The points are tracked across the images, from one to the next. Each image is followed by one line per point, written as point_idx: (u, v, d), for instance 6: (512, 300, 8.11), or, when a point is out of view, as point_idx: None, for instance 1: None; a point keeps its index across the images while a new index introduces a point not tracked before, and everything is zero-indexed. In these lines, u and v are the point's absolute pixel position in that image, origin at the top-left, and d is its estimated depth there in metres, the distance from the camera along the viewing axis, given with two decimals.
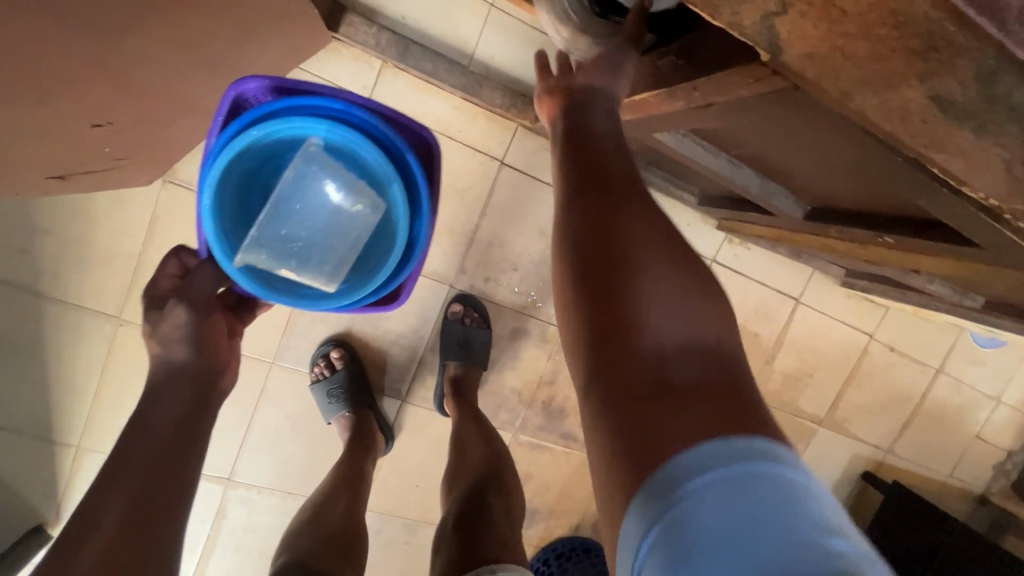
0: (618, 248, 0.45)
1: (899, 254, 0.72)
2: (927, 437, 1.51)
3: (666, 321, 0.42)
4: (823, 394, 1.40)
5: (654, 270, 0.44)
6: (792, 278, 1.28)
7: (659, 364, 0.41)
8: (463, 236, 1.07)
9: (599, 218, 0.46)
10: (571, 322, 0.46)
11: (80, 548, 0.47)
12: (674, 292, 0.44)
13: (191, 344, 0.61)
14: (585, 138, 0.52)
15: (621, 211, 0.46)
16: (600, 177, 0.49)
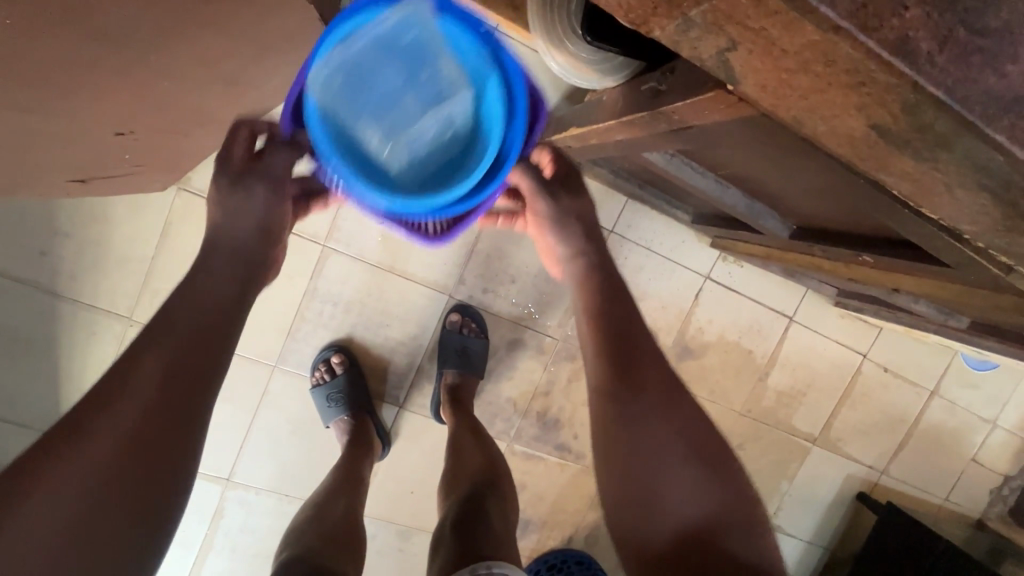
0: (646, 412, 0.60)
1: (880, 273, 0.75)
2: (922, 459, 1.51)
3: (682, 485, 0.57)
4: (817, 413, 1.41)
5: (670, 430, 0.59)
6: (785, 297, 1.31)
7: (675, 524, 0.56)
8: (463, 248, 1.11)
9: (630, 386, 0.61)
10: (603, 465, 0.60)
11: (114, 410, 0.49)
12: (682, 465, 0.58)
13: (259, 225, 0.70)
14: (621, 299, 0.69)
15: (642, 374, 0.62)
16: (633, 348, 0.64)
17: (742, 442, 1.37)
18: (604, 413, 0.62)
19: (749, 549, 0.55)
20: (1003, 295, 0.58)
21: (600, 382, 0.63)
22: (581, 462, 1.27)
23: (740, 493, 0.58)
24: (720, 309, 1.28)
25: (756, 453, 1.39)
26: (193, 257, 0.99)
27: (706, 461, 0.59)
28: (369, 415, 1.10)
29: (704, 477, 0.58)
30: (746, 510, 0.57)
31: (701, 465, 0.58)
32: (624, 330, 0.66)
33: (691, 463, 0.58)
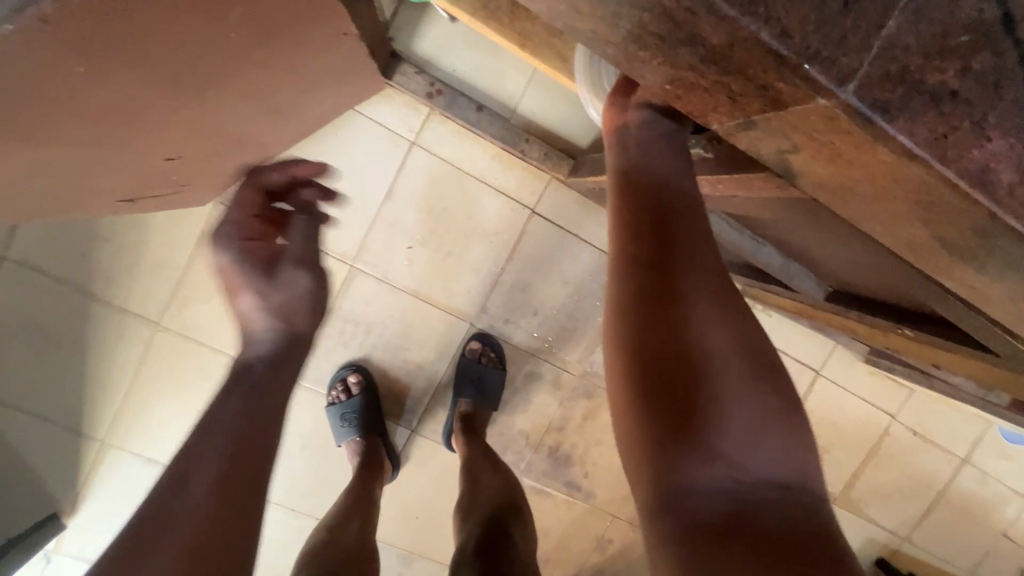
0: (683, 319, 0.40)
1: (919, 347, 0.71)
2: (948, 529, 1.44)
3: (744, 432, 0.38)
4: (838, 472, 1.36)
5: (723, 346, 0.40)
6: (813, 349, 1.27)
7: (727, 468, 0.38)
8: (489, 278, 1.10)
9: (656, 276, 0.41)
10: (630, 382, 0.41)
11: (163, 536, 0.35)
12: (759, 426, 0.39)
13: (276, 315, 0.49)
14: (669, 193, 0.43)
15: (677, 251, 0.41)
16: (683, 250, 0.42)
17: None
18: (623, 321, 0.41)
19: (810, 516, 0.38)
20: None
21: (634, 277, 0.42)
22: (590, 501, 1.24)
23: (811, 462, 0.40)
24: None
25: None
26: None
27: (769, 393, 0.40)
28: (381, 438, 1.10)
29: (763, 412, 0.39)
30: (806, 444, 0.40)
31: (763, 398, 0.40)
32: (659, 202, 0.43)
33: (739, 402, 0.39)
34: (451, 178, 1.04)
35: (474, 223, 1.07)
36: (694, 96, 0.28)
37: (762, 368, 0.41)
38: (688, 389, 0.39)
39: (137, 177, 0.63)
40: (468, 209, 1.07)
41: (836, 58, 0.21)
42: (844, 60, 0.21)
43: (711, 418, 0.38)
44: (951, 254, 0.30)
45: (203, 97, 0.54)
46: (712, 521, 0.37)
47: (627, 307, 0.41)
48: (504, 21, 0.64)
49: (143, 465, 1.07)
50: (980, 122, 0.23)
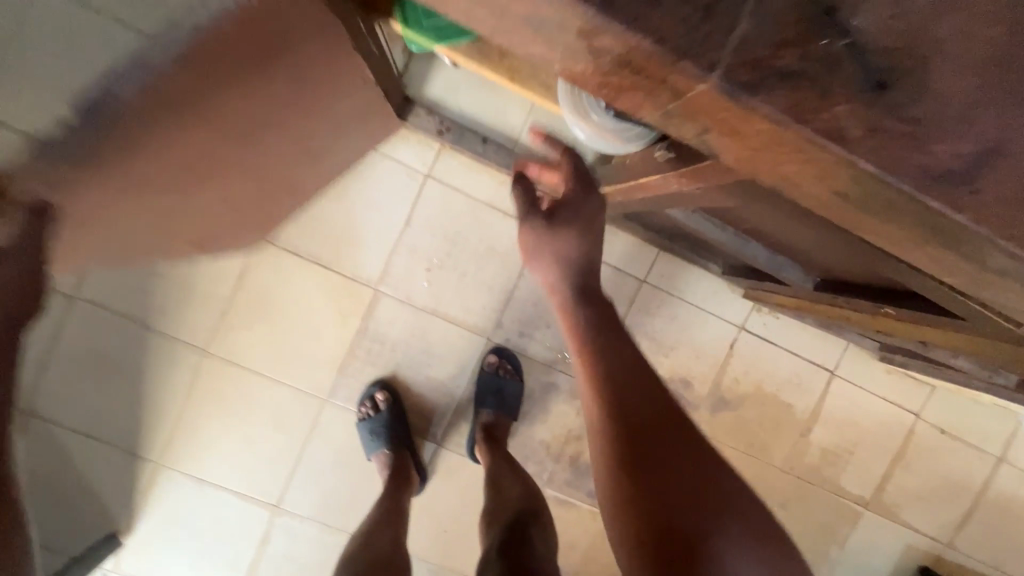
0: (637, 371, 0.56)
1: (906, 326, 0.75)
2: (993, 533, 1.39)
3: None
4: (867, 475, 1.35)
5: (713, 521, 0.50)
6: (825, 350, 1.29)
7: None
8: (502, 294, 1.18)
9: (626, 396, 0.54)
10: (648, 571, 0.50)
11: None
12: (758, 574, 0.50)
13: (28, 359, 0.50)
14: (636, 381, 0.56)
15: (623, 377, 0.55)
16: (665, 441, 0.53)
17: (785, 501, 1.32)
18: (628, 516, 0.51)
19: None
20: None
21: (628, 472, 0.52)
22: None
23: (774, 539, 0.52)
24: (756, 361, 1.27)
25: (802, 515, 1.34)
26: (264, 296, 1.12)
27: (757, 541, 0.51)
28: (409, 451, 1.16)
29: (756, 560, 0.50)
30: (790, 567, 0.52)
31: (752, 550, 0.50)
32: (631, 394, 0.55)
33: (707, 502, 0.51)
34: (462, 204, 1.15)
35: (485, 244, 1.16)
36: (622, 96, 0.36)
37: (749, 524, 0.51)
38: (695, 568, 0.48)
39: (201, 217, 0.75)
40: (479, 232, 1.16)
41: (703, 53, 0.29)
42: (710, 54, 0.29)
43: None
44: (847, 205, 0.36)
45: (255, 142, 0.65)
46: None
47: (631, 508, 0.51)
48: (496, 60, 0.75)
49: (190, 484, 1.15)
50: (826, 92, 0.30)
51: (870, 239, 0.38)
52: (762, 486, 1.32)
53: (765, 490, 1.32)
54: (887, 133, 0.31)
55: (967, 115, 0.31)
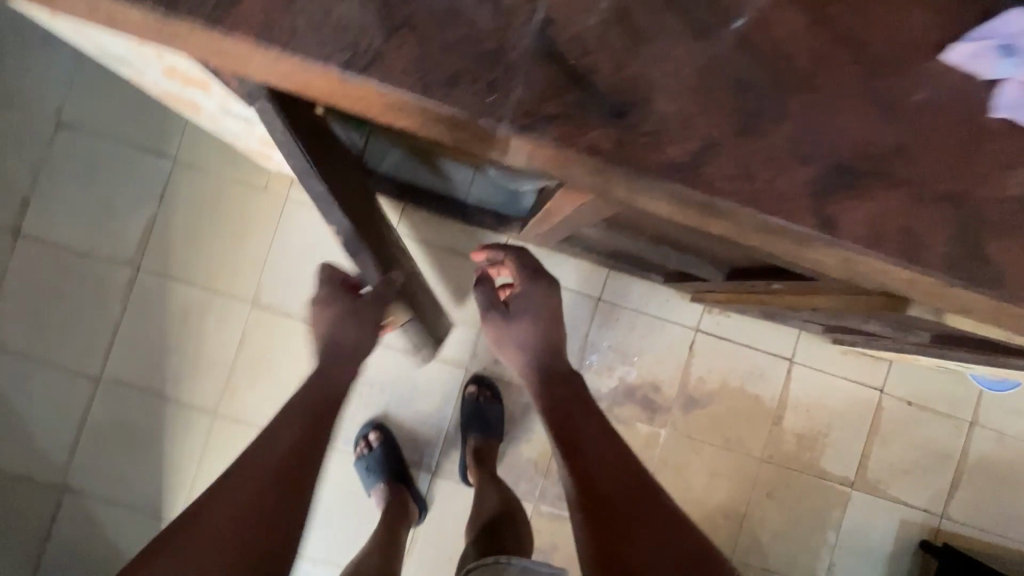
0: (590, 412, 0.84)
1: (800, 297, 0.87)
2: (984, 498, 1.42)
3: None
4: (846, 455, 1.41)
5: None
6: (780, 340, 1.39)
7: None
8: (473, 327, 1.32)
9: (588, 452, 0.77)
10: None
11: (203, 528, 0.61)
12: None
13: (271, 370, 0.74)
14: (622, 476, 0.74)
15: (586, 437, 0.79)
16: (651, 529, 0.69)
17: (771, 490, 1.38)
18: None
19: None
20: (873, 298, 0.70)
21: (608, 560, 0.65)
22: None
23: None
24: (716, 359, 1.37)
25: (792, 502, 1.39)
26: (263, 356, 1.27)
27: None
28: (406, 483, 1.25)
29: None
30: None
31: None
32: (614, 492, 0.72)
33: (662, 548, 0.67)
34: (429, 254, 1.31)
35: (453, 285, 1.31)
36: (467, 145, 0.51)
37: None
38: None
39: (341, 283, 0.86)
40: (446, 274, 1.31)
41: (488, 112, 0.44)
42: (493, 112, 0.44)
43: None
44: (635, 196, 0.50)
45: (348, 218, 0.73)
46: None
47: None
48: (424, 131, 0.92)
49: None
50: (578, 125, 0.45)
51: (667, 218, 0.52)
52: (747, 479, 1.38)
53: (751, 482, 1.38)
54: (630, 144, 0.46)
55: (688, 124, 0.46)
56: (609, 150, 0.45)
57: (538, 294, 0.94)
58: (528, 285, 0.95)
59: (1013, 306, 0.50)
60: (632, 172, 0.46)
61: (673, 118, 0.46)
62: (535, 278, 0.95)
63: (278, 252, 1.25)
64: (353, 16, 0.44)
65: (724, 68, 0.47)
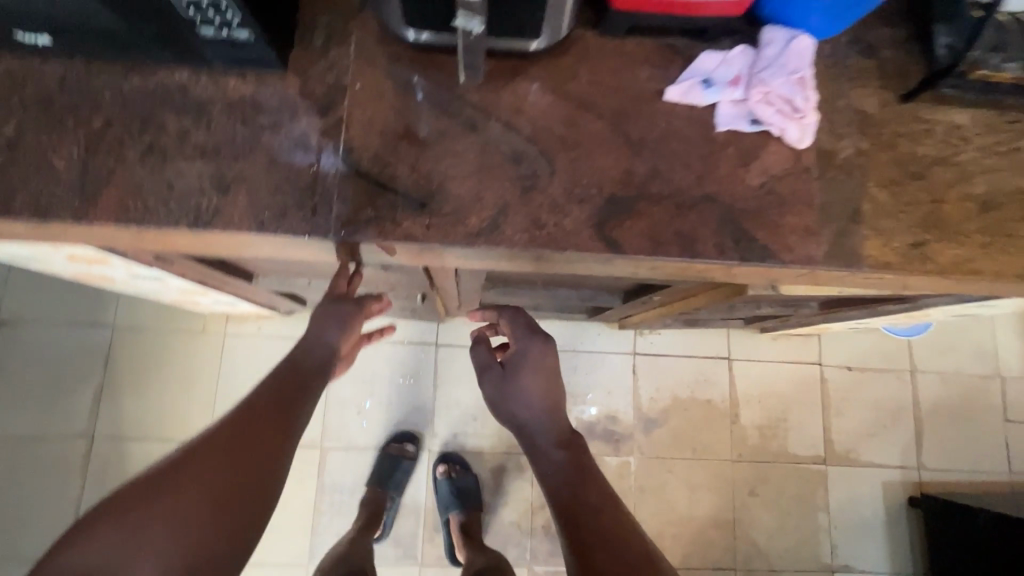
0: (611, 500, 0.68)
1: (682, 302, 0.97)
2: (950, 439, 1.48)
3: None
4: (810, 435, 1.46)
5: None
6: (714, 342, 1.47)
7: None
8: (428, 408, 1.37)
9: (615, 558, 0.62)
10: None
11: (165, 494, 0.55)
12: None
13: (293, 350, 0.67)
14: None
15: (603, 530, 0.64)
16: None
17: (751, 487, 1.41)
18: None
19: None
20: (720, 288, 0.80)
21: None
22: None
23: None
24: (660, 376, 1.44)
25: (776, 494, 1.41)
26: None
27: None
28: None
29: None
30: None
31: None
32: None
33: None
34: (369, 351, 1.38)
35: (399, 373, 1.38)
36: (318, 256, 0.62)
37: None
38: None
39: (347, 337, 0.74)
40: (390, 365, 1.38)
41: (316, 230, 0.55)
42: (320, 228, 0.55)
43: None
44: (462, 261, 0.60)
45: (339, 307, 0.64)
46: None
47: None
48: None
49: None
50: (391, 220, 0.56)
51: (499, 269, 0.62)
52: (725, 484, 1.41)
53: (729, 486, 1.41)
54: (436, 224, 0.56)
55: (480, 197, 0.57)
56: (420, 232, 0.56)
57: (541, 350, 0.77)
58: (521, 338, 0.79)
59: (787, 270, 0.60)
60: (445, 244, 0.56)
61: (466, 196, 0.57)
62: (533, 338, 0.78)
63: (225, 386, 1.31)
64: (194, 185, 0.55)
65: (497, 148, 0.59)
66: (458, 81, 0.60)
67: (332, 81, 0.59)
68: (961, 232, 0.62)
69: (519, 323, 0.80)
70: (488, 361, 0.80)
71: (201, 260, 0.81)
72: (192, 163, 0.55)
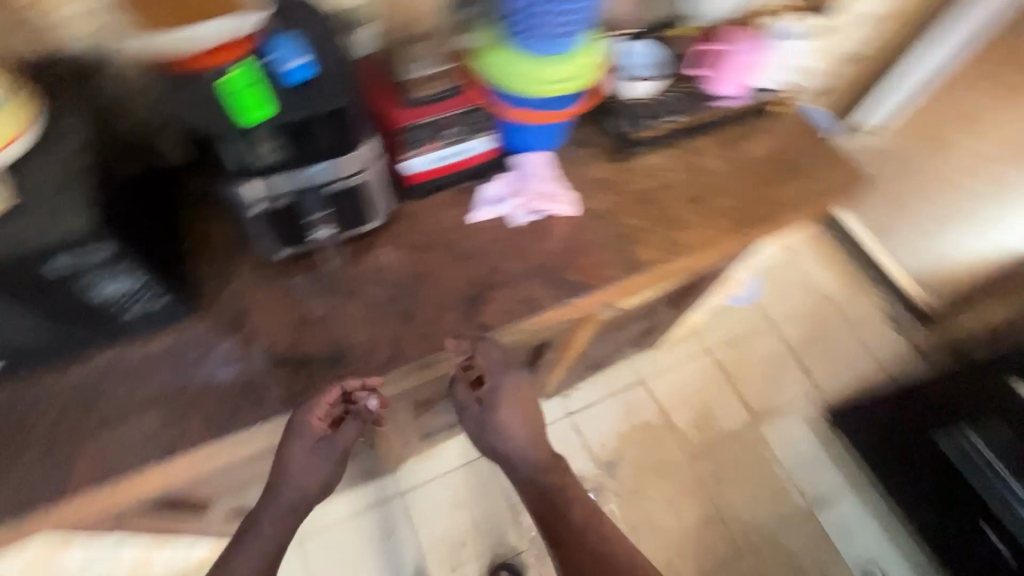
0: (594, 518, 0.85)
1: (568, 348, 1.18)
2: (826, 356, 1.80)
3: None
4: (732, 408, 1.69)
5: None
6: (624, 373, 1.70)
7: None
8: (417, 557, 1.39)
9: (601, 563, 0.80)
10: None
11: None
12: None
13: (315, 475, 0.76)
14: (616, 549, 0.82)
15: (581, 541, 0.83)
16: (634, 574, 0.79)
17: (714, 475, 1.58)
18: None
19: None
20: (582, 324, 1.04)
21: None
22: None
23: None
24: (598, 422, 1.62)
25: (734, 475, 1.59)
26: None
27: None
28: None
29: None
30: None
31: None
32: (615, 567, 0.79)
33: None
34: (339, 533, 1.39)
35: (376, 539, 1.39)
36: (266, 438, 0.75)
37: None
38: None
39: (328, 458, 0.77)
40: (364, 536, 1.40)
41: (261, 418, 0.70)
42: (260, 414, 0.70)
43: None
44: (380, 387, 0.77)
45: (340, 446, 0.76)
46: None
47: None
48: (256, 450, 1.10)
49: None
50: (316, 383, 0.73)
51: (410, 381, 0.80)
52: (693, 489, 1.56)
53: (697, 484, 1.57)
54: (350, 370, 0.74)
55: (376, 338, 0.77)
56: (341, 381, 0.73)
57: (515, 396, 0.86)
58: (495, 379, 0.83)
59: (600, 290, 0.86)
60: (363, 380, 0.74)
61: (365, 342, 0.76)
62: (506, 371, 0.83)
63: None
64: (151, 430, 0.67)
65: (374, 301, 0.80)
66: (328, 270, 0.81)
67: (234, 308, 0.77)
68: (687, 223, 0.94)
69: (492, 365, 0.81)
70: (466, 399, 0.89)
71: (157, 506, 0.87)
72: (143, 414, 0.68)
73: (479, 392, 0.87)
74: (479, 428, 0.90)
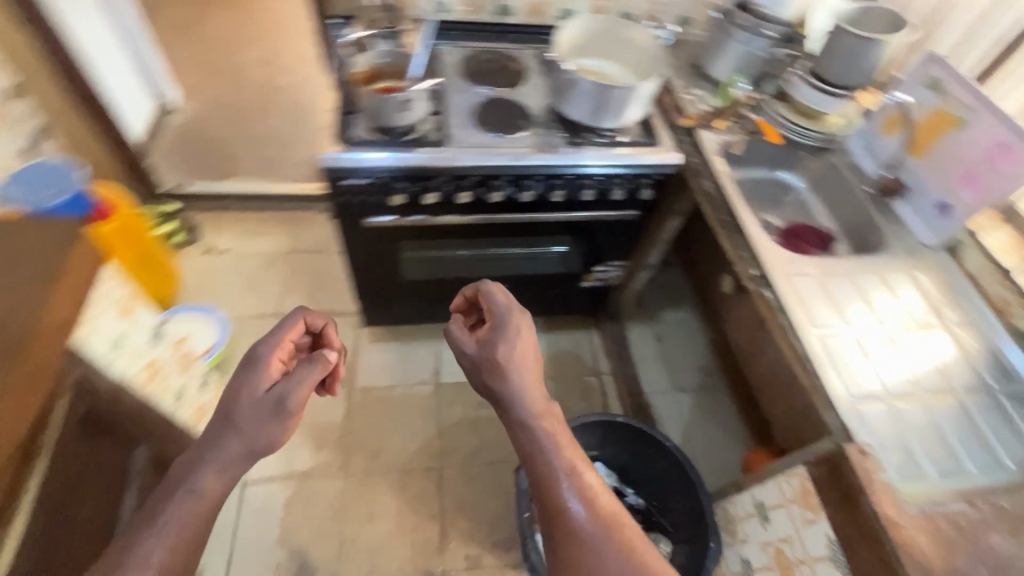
0: (568, 461, 0.79)
1: None
2: (339, 287, 1.85)
3: (596, 538, 0.74)
4: (329, 403, 1.64)
5: (587, 494, 0.77)
6: (227, 507, 1.45)
7: (593, 538, 0.74)
8: None
9: (552, 490, 0.77)
10: (547, 537, 0.77)
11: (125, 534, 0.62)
12: (626, 519, 0.77)
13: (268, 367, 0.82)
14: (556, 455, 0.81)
15: (559, 463, 0.79)
16: (566, 463, 0.79)
17: (371, 458, 1.57)
18: (550, 508, 0.77)
19: (614, 525, 0.75)
20: None
21: (556, 507, 0.76)
22: None
23: (617, 524, 0.75)
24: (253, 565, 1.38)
25: (381, 432, 1.61)
26: None
27: (615, 515, 0.77)
28: None
29: (614, 505, 0.78)
30: (617, 523, 0.75)
31: (610, 505, 0.77)
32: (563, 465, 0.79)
33: (583, 476, 0.79)
34: None
35: None
36: None
37: (613, 517, 0.76)
38: (565, 533, 0.75)
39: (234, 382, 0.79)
40: None
41: None
42: None
43: (574, 528, 0.75)
44: None
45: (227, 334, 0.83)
46: (563, 541, 0.75)
47: (551, 506, 0.76)
48: None
49: None
50: None
51: None
52: (372, 479, 1.53)
53: (369, 480, 1.53)
54: None
55: None
56: None
57: (516, 338, 0.87)
58: (498, 314, 0.92)
59: None
60: None
61: None
62: (509, 309, 0.92)
63: None
64: None
65: None
66: None
67: None
68: None
69: (495, 307, 0.93)
70: (462, 338, 0.91)
71: None
72: None
73: (481, 334, 0.90)
74: (477, 368, 0.87)
